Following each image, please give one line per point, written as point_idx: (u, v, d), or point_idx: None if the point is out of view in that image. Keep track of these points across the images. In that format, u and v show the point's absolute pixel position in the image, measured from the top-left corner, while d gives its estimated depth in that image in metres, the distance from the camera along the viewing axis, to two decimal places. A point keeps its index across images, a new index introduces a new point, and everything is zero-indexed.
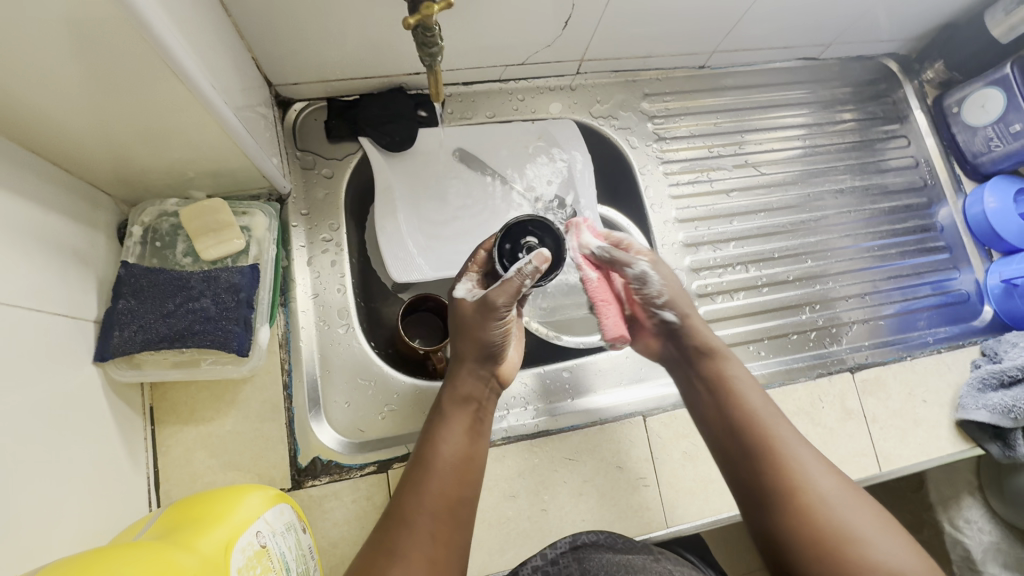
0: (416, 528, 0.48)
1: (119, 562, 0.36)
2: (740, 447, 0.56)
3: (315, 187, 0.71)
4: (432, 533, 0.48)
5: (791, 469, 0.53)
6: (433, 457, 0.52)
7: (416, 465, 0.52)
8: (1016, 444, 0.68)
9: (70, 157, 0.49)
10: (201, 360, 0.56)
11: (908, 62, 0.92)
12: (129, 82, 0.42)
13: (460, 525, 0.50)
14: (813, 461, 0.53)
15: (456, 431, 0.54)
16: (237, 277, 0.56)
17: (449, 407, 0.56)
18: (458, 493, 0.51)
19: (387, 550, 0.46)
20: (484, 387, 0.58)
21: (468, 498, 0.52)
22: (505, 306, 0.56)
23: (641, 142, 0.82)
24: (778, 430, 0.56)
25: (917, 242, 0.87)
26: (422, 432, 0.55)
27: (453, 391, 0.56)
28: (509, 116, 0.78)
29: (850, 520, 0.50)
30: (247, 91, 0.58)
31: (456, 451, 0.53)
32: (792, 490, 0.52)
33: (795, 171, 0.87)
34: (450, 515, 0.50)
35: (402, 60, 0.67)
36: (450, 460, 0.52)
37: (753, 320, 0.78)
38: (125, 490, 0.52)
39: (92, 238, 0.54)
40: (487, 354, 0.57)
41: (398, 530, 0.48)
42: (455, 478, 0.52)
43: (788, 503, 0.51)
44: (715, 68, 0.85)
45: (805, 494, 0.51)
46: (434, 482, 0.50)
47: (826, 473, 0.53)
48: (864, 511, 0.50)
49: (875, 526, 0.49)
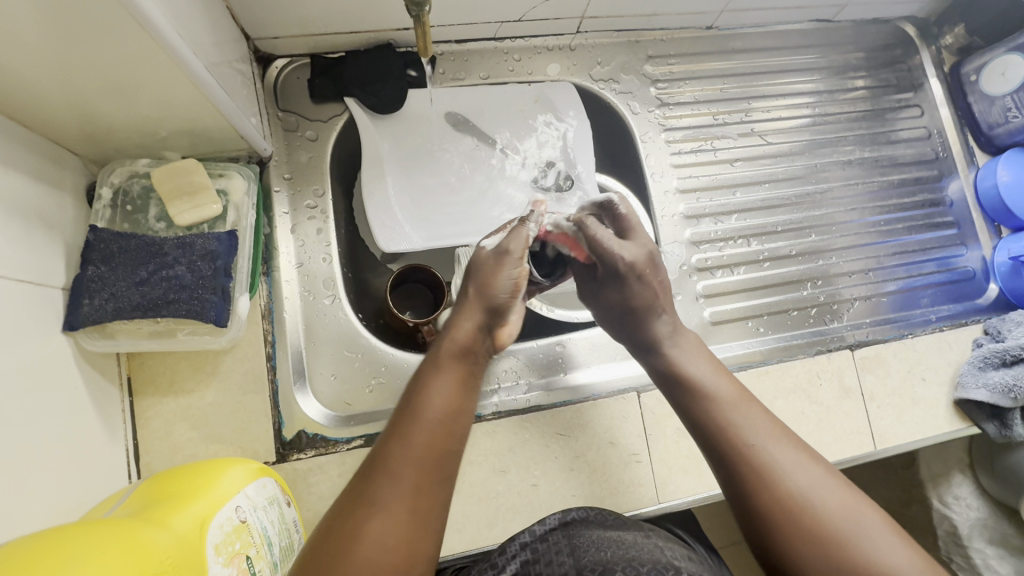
0: (398, 479, 0.44)
1: (88, 537, 0.34)
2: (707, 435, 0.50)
3: (298, 150, 0.68)
4: (413, 485, 0.44)
5: (763, 453, 0.47)
6: (422, 406, 0.48)
7: (404, 415, 0.48)
8: (1013, 424, 0.67)
9: (35, 116, 0.47)
10: (177, 331, 0.53)
11: (926, 26, 0.87)
12: (83, 32, 0.38)
13: (443, 479, 0.46)
14: (784, 444, 0.48)
15: (449, 382, 0.50)
16: (214, 244, 0.53)
17: (447, 354, 0.52)
18: (442, 446, 0.47)
19: (368, 500, 0.43)
20: (482, 341, 0.54)
21: (455, 453, 0.48)
22: (520, 253, 0.56)
23: (643, 108, 0.78)
24: (752, 418, 0.50)
25: (925, 217, 0.84)
26: (410, 382, 0.51)
27: (453, 340, 0.53)
28: (504, 77, 0.74)
29: (826, 505, 0.45)
30: (222, 45, 0.54)
31: (443, 404, 0.48)
32: (766, 476, 0.46)
33: (802, 141, 0.83)
34: (434, 470, 0.45)
35: (390, 13, 0.63)
36: (438, 411, 0.48)
37: (753, 295, 0.76)
38: (102, 462, 0.50)
39: (59, 200, 0.51)
40: (492, 306, 0.55)
41: (377, 476, 0.44)
42: (443, 432, 0.47)
43: (763, 490, 0.46)
44: (723, 30, 0.81)
45: (777, 481, 0.46)
46: (419, 432, 0.46)
47: (799, 456, 0.47)
48: (838, 493, 0.45)
49: (853, 508, 0.45)
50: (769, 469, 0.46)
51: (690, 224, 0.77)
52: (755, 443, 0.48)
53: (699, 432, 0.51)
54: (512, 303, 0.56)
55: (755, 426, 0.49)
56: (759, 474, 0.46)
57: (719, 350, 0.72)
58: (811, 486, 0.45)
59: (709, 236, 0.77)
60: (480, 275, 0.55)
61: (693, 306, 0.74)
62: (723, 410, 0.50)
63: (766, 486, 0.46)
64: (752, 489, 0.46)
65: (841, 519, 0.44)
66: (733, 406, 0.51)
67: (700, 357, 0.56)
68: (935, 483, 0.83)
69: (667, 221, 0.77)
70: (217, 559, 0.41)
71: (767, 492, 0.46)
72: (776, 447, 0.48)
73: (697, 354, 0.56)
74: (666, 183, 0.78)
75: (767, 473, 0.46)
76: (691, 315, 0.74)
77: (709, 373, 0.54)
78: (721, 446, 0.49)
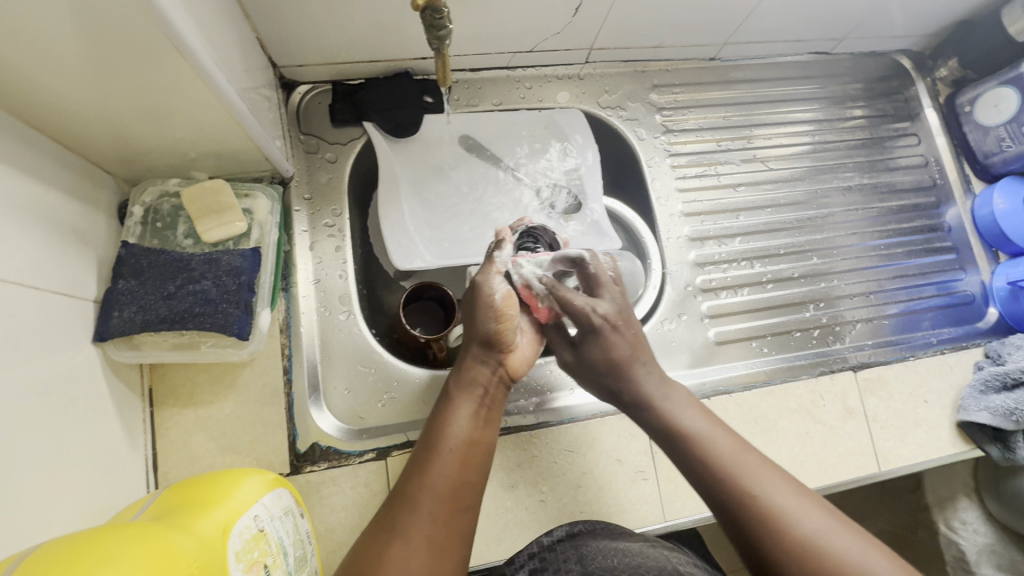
0: (419, 507, 0.46)
1: (118, 539, 0.36)
2: (704, 480, 0.50)
3: (318, 171, 0.70)
4: (434, 513, 0.46)
5: (766, 498, 0.47)
6: (438, 439, 0.51)
7: (423, 449, 0.51)
8: (1016, 447, 0.68)
9: (75, 136, 0.49)
10: (201, 343, 0.55)
11: (921, 59, 0.91)
12: (133, 59, 0.41)
13: (464, 508, 0.48)
14: (783, 484, 0.48)
15: (461, 416, 0.53)
16: (239, 260, 0.56)
17: (453, 392, 0.55)
18: (462, 476, 0.49)
19: (389, 527, 0.45)
20: (489, 373, 0.56)
21: (472, 482, 0.50)
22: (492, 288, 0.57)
23: (649, 133, 0.81)
24: (742, 455, 0.50)
25: (924, 242, 0.86)
26: (430, 417, 0.54)
27: (457, 379, 0.56)
28: (516, 104, 0.77)
29: (836, 545, 0.44)
30: (252, 72, 0.57)
31: (460, 438, 0.51)
32: (773, 522, 0.46)
33: (803, 167, 0.86)
34: (455, 498, 0.48)
35: (410, 44, 0.67)
36: (458, 440, 0.51)
37: (757, 316, 0.78)
38: (123, 470, 0.51)
39: (92, 217, 0.54)
40: (485, 343, 0.56)
41: (399, 507, 0.46)
42: (458, 462, 0.50)
43: (773, 538, 0.45)
44: (725, 61, 0.84)
45: (784, 529, 0.45)
46: (435, 464, 0.49)
47: (801, 497, 0.47)
48: (846, 534, 0.45)
49: (858, 544, 0.44)
50: (776, 512, 0.46)
51: (695, 246, 0.80)
52: (757, 490, 0.47)
53: (695, 478, 0.51)
54: (506, 332, 0.57)
55: (751, 470, 0.49)
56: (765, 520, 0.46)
57: (724, 369, 0.74)
58: (816, 530, 0.45)
59: (713, 258, 0.79)
60: (468, 314, 0.58)
61: (699, 326, 0.76)
62: (721, 455, 0.51)
63: (768, 534, 0.45)
64: (760, 539, 0.46)
65: (853, 557, 0.43)
66: (724, 443, 0.52)
67: (675, 392, 0.57)
68: (941, 507, 0.83)
69: (672, 243, 0.79)
70: (237, 566, 0.42)
71: (774, 541, 0.45)
72: (776, 491, 0.47)
73: (681, 397, 0.57)
74: (672, 207, 0.80)
75: (772, 522, 0.46)
76: (696, 334, 0.75)
77: (703, 424, 0.54)
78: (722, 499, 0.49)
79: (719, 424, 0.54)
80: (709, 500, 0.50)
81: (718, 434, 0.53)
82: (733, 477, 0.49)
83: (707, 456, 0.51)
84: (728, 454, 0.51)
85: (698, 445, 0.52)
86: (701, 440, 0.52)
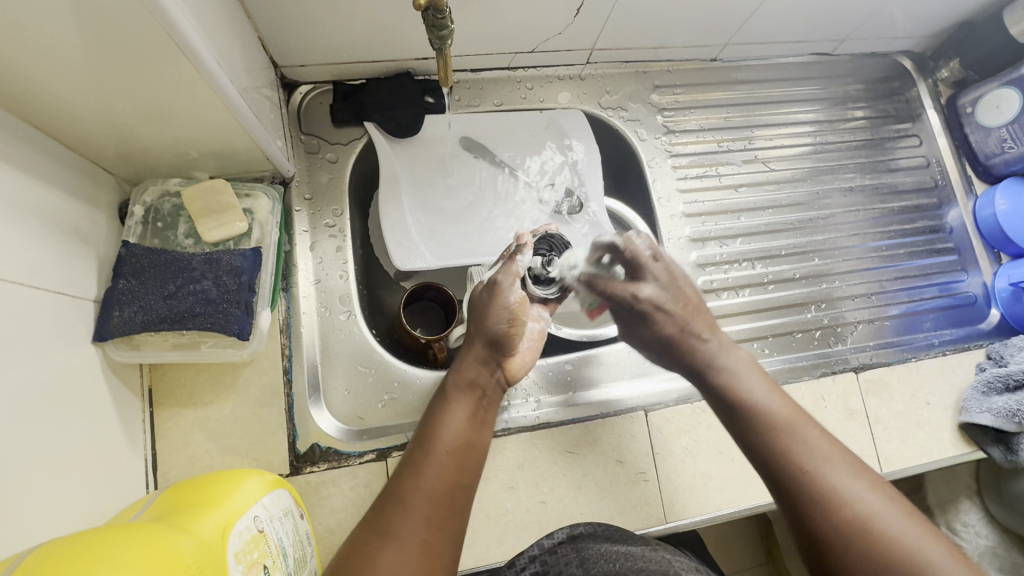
0: (412, 509, 0.46)
1: (116, 540, 0.36)
2: (758, 448, 0.50)
3: (319, 171, 0.70)
4: (427, 515, 0.46)
5: (822, 473, 0.46)
6: (435, 438, 0.51)
7: (418, 447, 0.51)
8: (1019, 449, 0.67)
9: (75, 135, 0.49)
10: (201, 343, 0.55)
11: (922, 60, 0.91)
12: (134, 58, 0.41)
13: (455, 513, 0.48)
14: (843, 461, 0.47)
15: (458, 415, 0.53)
16: (239, 260, 0.56)
17: (453, 390, 0.56)
18: (455, 479, 0.49)
19: (381, 529, 0.44)
20: (490, 374, 0.58)
21: (466, 485, 0.50)
22: (509, 287, 0.61)
23: (650, 134, 0.81)
24: (802, 426, 0.50)
25: (926, 243, 0.86)
26: (425, 415, 0.55)
27: (457, 377, 0.57)
28: (518, 105, 0.77)
29: (895, 527, 0.43)
30: (253, 72, 0.57)
31: (456, 438, 0.52)
32: (828, 498, 0.45)
33: (804, 168, 0.86)
34: (446, 503, 0.48)
35: (411, 44, 0.66)
36: (455, 441, 0.51)
37: (758, 318, 0.78)
38: (123, 470, 0.51)
39: (93, 217, 0.54)
40: (490, 341, 0.59)
41: (393, 508, 0.46)
42: (453, 463, 0.50)
43: (827, 514, 0.44)
44: (727, 62, 0.84)
45: (842, 503, 0.44)
46: (431, 464, 0.49)
47: (861, 475, 0.46)
48: (907, 518, 0.43)
49: (917, 529, 0.43)
50: (830, 489, 0.45)
51: (696, 247, 0.79)
52: (813, 465, 0.47)
53: (748, 442, 0.51)
54: (512, 334, 0.59)
55: (808, 442, 0.49)
56: (819, 495, 0.45)
57: None
58: (873, 509, 0.44)
59: (715, 259, 0.79)
60: (478, 315, 0.60)
61: None
62: (778, 425, 0.50)
63: (823, 509, 0.45)
64: (813, 512, 0.45)
65: (912, 540, 0.42)
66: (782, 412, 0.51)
67: (735, 358, 0.58)
68: (943, 509, 0.82)
69: (673, 243, 0.79)
70: (237, 567, 0.41)
71: (829, 515, 0.44)
72: (835, 467, 0.47)
73: (740, 363, 0.57)
74: (673, 208, 0.80)
75: (830, 498, 0.45)
76: None
77: (762, 392, 0.54)
78: (774, 469, 0.48)
79: (779, 392, 0.54)
80: (761, 467, 0.50)
81: (776, 402, 0.53)
82: (789, 449, 0.48)
83: (764, 423, 0.51)
84: (784, 424, 0.50)
85: (754, 412, 0.52)
86: (757, 407, 0.52)
